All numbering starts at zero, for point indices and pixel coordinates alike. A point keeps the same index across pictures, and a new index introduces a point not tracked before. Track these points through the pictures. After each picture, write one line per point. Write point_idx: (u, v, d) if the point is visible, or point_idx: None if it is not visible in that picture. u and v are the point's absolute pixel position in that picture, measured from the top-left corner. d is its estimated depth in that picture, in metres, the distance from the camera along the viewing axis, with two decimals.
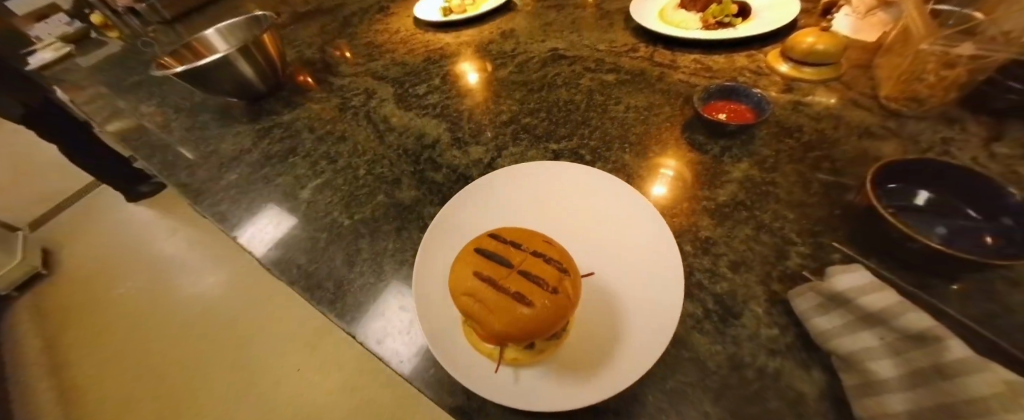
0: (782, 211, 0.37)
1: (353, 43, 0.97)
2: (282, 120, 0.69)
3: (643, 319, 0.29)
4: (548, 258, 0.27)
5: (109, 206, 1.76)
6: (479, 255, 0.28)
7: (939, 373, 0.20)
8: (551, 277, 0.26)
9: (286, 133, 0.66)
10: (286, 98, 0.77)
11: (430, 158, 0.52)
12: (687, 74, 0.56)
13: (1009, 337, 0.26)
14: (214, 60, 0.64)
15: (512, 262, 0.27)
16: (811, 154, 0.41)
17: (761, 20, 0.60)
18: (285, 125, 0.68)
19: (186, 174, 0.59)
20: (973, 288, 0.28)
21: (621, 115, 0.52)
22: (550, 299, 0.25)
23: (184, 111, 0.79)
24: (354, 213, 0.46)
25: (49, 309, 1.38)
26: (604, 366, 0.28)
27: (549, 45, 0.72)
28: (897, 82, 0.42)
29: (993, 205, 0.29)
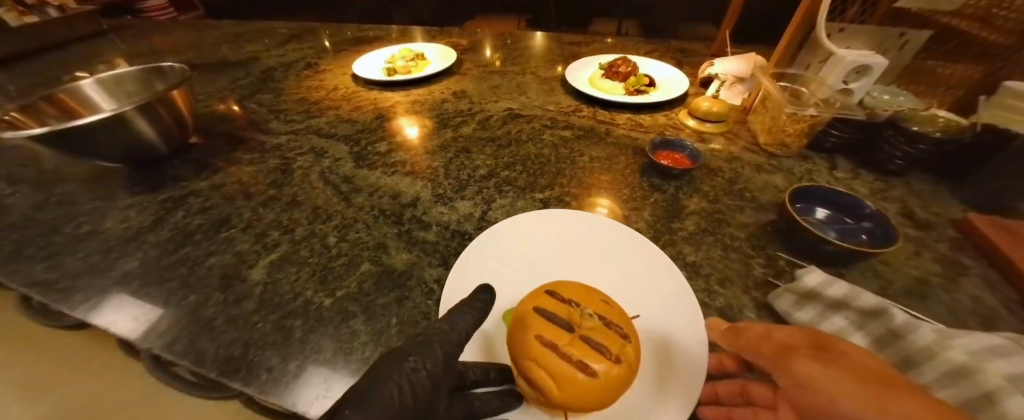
0: (736, 232, 0.45)
1: (275, 96, 0.86)
2: (199, 187, 0.56)
3: (678, 347, 0.32)
4: (608, 323, 0.33)
5: None
6: (541, 317, 0.33)
7: (894, 335, 0.28)
8: (613, 345, 0.31)
9: (208, 202, 0.53)
10: (197, 160, 0.63)
11: (414, 216, 0.48)
12: (627, 129, 0.66)
13: (905, 303, 0.36)
14: (97, 122, 0.49)
15: (573, 327, 0.32)
16: (735, 186, 0.53)
17: (666, 89, 0.77)
18: (203, 191, 0.55)
19: (42, 270, 0.42)
20: (870, 270, 0.39)
21: (588, 164, 0.58)
22: (614, 365, 0.30)
23: (21, 183, 0.57)
24: (334, 289, 0.39)
25: None
26: (658, 399, 0.29)
27: (504, 105, 0.76)
28: (769, 134, 0.59)
29: (852, 213, 0.43)
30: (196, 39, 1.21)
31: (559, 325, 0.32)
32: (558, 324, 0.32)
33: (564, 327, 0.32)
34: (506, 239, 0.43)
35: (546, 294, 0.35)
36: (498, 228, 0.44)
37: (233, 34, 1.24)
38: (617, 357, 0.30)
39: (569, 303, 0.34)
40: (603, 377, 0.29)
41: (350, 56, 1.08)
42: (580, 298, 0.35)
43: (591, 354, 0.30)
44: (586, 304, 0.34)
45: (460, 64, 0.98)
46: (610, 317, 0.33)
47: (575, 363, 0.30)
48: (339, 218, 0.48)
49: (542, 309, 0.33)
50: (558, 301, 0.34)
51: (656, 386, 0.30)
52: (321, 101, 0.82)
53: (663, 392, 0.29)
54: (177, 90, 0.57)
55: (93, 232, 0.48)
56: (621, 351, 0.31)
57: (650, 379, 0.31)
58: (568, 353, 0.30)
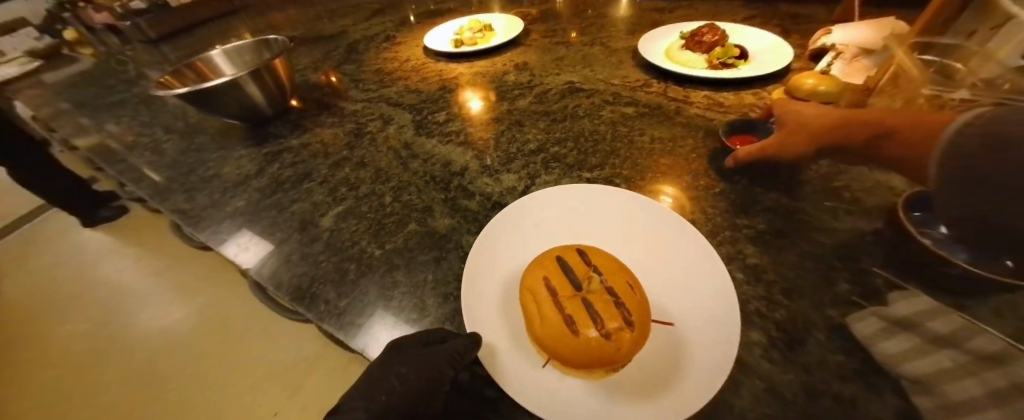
0: (820, 238, 0.38)
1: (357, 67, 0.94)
2: (291, 145, 0.66)
3: (701, 351, 0.30)
4: (620, 303, 0.32)
5: (69, 246, 1.66)
6: (558, 265, 0.35)
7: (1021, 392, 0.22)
8: (610, 318, 0.30)
9: (296, 158, 0.62)
10: (292, 121, 0.74)
11: (460, 185, 0.50)
12: (702, 108, 0.58)
13: None
14: (221, 85, 0.61)
15: (581, 287, 0.33)
16: (832, 184, 0.44)
17: (761, 63, 0.65)
18: (293, 148, 0.65)
19: (184, 200, 0.56)
20: None
21: (648, 145, 0.53)
22: (600, 338, 0.29)
23: (177, 133, 0.75)
24: (384, 242, 0.43)
25: None
26: (656, 394, 0.28)
27: (565, 78, 0.72)
28: None
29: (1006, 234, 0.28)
30: (301, 15, 1.38)
31: (572, 283, 0.33)
32: (569, 279, 0.34)
33: (574, 283, 0.33)
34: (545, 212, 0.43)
35: (578, 258, 0.36)
36: (537, 200, 0.43)
37: (329, 10, 1.38)
38: (607, 332, 0.29)
39: (594, 269, 0.34)
40: (581, 338, 0.29)
41: (424, 29, 1.12)
42: (610, 272, 0.34)
43: (582, 316, 0.31)
44: (610, 278, 0.34)
45: (526, 34, 0.95)
46: (626, 299, 0.32)
47: (564, 316, 0.31)
48: (395, 181, 0.53)
49: (563, 260, 0.36)
50: (578, 262, 0.35)
51: (667, 379, 0.29)
52: (393, 72, 0.88)
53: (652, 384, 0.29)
54: (278, 59, 0.67)
55: (217, 174, 0.60)
56: (616, 330, 0.30)
57: (664, 374, 0.29)
58: (562, 307, 0.32)
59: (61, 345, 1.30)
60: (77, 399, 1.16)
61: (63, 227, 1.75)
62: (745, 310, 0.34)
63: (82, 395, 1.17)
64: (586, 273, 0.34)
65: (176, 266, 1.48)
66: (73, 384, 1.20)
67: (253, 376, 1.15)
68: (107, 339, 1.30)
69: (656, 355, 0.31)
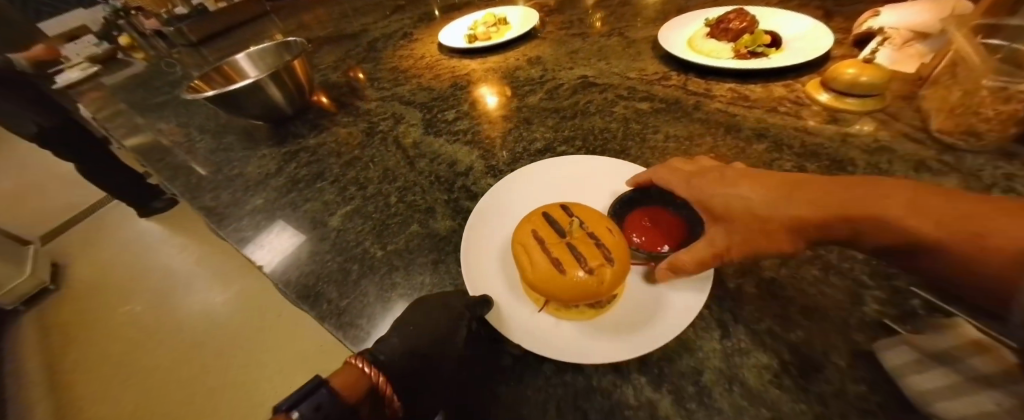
0: (850, 251, 0.35)
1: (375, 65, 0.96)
2: (309, 144, 0.68)
3: (677, 295, 0.32)
4: (602, 244, 0.31)
5: (129, 233, 1.85)
6: (543, 218, 0.34)
7: None
8: (594, 258, 0.30)
9: (312, 158, 0.64)
10: (310, 121, 0.77)
11: (464, 186, 0.50)
12: (724, 103, 0.54)
13: None
14: (244, 88, 0.64)
15: (566, 234, 0.32)
16: None
17: (798, 49, 0.59)
18: (311, 148, 0.67)
19: (210, 198, 0.59)
20: None
21: (662, 144, 0.49)
22: (583, 273, 0.30)
23: (209, 133, 0.80)
24: (387, 243, 0.44)
25: (73, 322, 1.49)
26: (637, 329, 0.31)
27: (578, 72, 0.69)
28: (951, 117, 0.40)
29: None
30: (324, 15, 1.41)
31: (556, 230, 0.33)
32: (555, 229, 0.33)
33: (558, 232, 0.33)
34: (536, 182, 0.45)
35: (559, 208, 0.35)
36: (525, 174, 0.47)
37: (351, 8, 1.40)
38: (592, 271, 0.29)
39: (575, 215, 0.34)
40: (568, 279, 0.30)
41: (440, 25, 1.12)
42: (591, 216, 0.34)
43: (568, 258, 0.31)
44: (592, 224, 0.33)
45: (542, 26, 0.92)
46: (608, 241, 0.32)
47: (551, 260, 0.31)
48: (402, 181, 0.53)
49: (547, 212, 0.34)
50: (562, 212, 0.34)
51: (647, 318, 0.31)
52: (407, 69, 0.88)
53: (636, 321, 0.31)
54: (296, 60, 0.68)
55: (241, 173, 0.64)
56: (601, 267, 0.30)
57: (645, 312, 0.32)
58: (550, 253, 0.31)
59: (121, 322, 1.46)
60: (136, 370, 1.31)
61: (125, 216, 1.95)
62: (756, 328, 0.31)
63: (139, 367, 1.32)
64: (569, 221, 0.33)
65: (218, 255, 1.62)
66: (131, 357, 1.35)
67: (283, 360, 1.23)
68: (159, 317, 1.45)
69: (638, 298, 0.33)
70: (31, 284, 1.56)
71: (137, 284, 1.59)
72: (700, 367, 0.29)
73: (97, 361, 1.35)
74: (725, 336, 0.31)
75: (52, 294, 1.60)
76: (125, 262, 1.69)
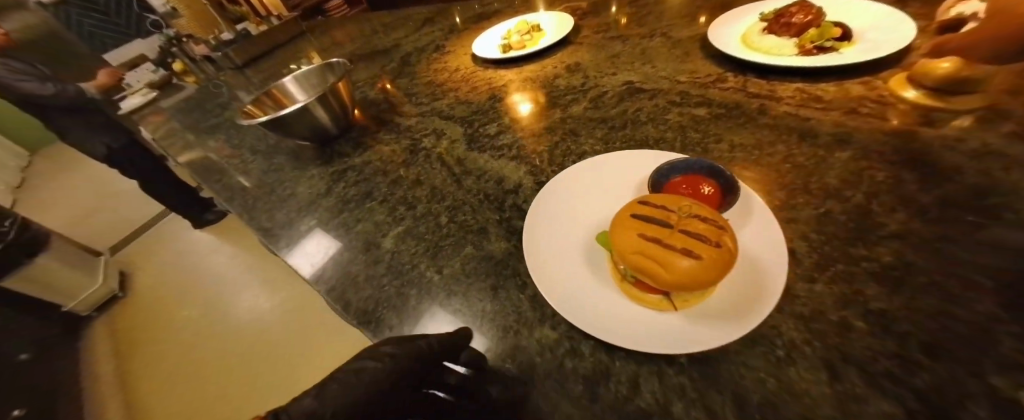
0: (976, 277, 0.29)
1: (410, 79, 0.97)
2: (354, 163, 0.70)
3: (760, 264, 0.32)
4: (704, 219, 0.29)
5: (185, 243, 2.00)
6: (635, 219, 0.30)
7: None
8: (711, 234, 0.28)
9: (359, 176, 0.66)
10: (353, 139, 0.79)
11: (515, 204, 0.49)
12: (793, 105, 0.49)
13: None
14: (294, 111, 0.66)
15: (668, 223, 0.29)
16: (986, 201, 0.34)
17: (876, 40, 0.53)
18: (358, 167, 0.69)
19: (267, 219, 0.62)
20: None
21: (727, 154, 0.46)
22: (714, 252, 0.27)
23: (261, 153, 0.84)
24: (443, 266, 0.44)
25: (139, 326, 1.62)
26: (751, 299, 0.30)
27: (622, 78, 0.66)
28: None
29: None
30: (357, 31, 1.46)
31: (657, 222, 0.29)
32: (655, 223, 0.29)
33: (660, 224, 0.29)
34: (583, 189, 0.45)
35: (639, 202, 0.31)
36: (563, 185, 0.46)
37: (382, 23, 1.44)
38: (718, 244, 0.27)
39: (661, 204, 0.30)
40: (705, 257, 0.26)
41: (471, 35, 1.12)
42: (676, 202, 0.31)
43: (691, 242, 0.27)
44: (681, 207, 0.30)
45: (578, 31, 0.89)
46: (705, 214, 0.29)
47: (676, 249, 0.27)
48: (450, 200, 0.53)
49: (635, 212, 0.30)
50: (648, 206, 0.30)
51: (756, 289, 0.30)
52: (444, 83, 0.89)
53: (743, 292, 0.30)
54: (341, 82, 0.71)
55: (293, 194, 0.66)
56: (721, 237, 0.28)
57: (744, 282, 0.31)
58: (671, 247, 0.27)
59: (180, 326, 1.58)
60: (193, 371, 1.41)
61: (182, 227, 2.12)
62: (869, 370, 0.27)
63: (196, 369, 1.41)
64: (661, 210, 0.30)
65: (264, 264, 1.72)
66: (189, 359, 1.45)
67: (324, 367, 1.27)
68: (212, 322, 1.55)
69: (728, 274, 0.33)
70: (104, 291, 1.72)
71: (192, 291, 1.72)
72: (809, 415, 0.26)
73: (159, 362, 1.47)
74: (833, 377, 0.27)
75: (122, 300, 1.76)
76: (182, 270, 1.83)
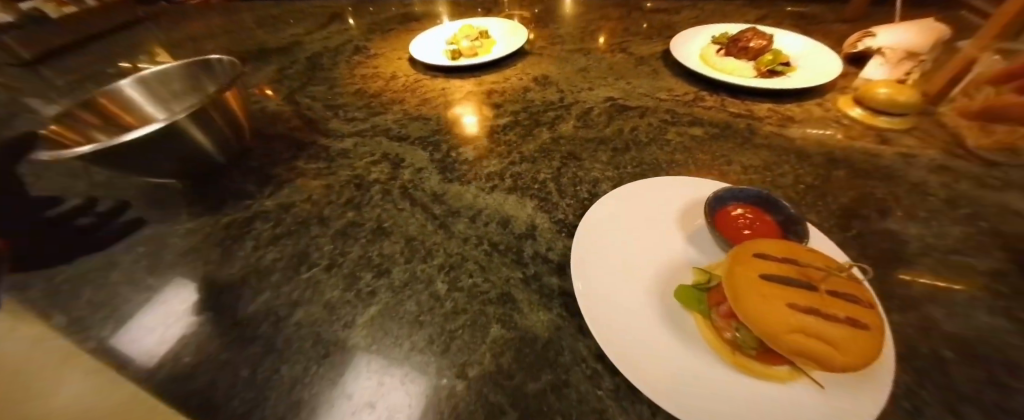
0: (999, 286, 0.32)
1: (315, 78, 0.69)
2: (259, 207, 0.46)
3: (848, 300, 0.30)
4: (835, 271, 0.25)
5: None
6: (769, 283, 0.24)
7: None
8: (856, 291, 0.23)
9: (274, 228, 0.43)
10: (247, 168, 0.52)
11: (537, 254, 0.37)
12: (776, 125, 0.51)
13: None
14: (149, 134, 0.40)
15: (808, 283, 0.24)
16: (960, 211, 0.38)
17: (811, 69, 0.59)
18: (271, 215, 0.45)
19: (83, 321, 0.34)
20: None
21: (744, 177, 0.44)
22: (872, 315, 0.22)
23: (59, 199, 0.50)
24: (468, 367, 0.29)
25: None
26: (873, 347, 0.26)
27: (601, 93, 0.59)
28: (982, 135, 0.46)
29: None
30: (227, 20, 1.08)
31: (796, 284, 0.24)
32: (795, 286, 0.23)
33: (799, 286, 0.24)
34: (621, 230, 0.37)
35: (756, 258, 0.25)
36: (595, 226, 0.37)
37: (264, 12, 1.10)
38: (870, 303, 0.23)
39: (783, 259, 0.25)
40: (872, 326, 0.22)
41: (392, 23, 0.90)
42: (790, 252, 0.26)
43: (847, 307, 0.22)
44: (803, 259, 0.25)
45: (530, 42, 0.77)
46: (831, 265, 0.25)
47: (840, 320, 0.22)
48: (442, 256, 0.38)
49: (763, 273, 0.24)
50: (771, 263, 0.25)
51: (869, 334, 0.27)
52: (377, 92, 0.64)
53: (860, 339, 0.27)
54: (229, 90, 0.48)
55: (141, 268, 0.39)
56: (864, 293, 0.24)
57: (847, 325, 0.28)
58: (834, 317, 0.22)
59: None
60: None
61: None
62: None
63: None
64: (790, 267, 0.25)
65: None
66: None
67: None
68: None
69: None
70: None
71: None
72: None
73: None
74: None
75: None
76: None
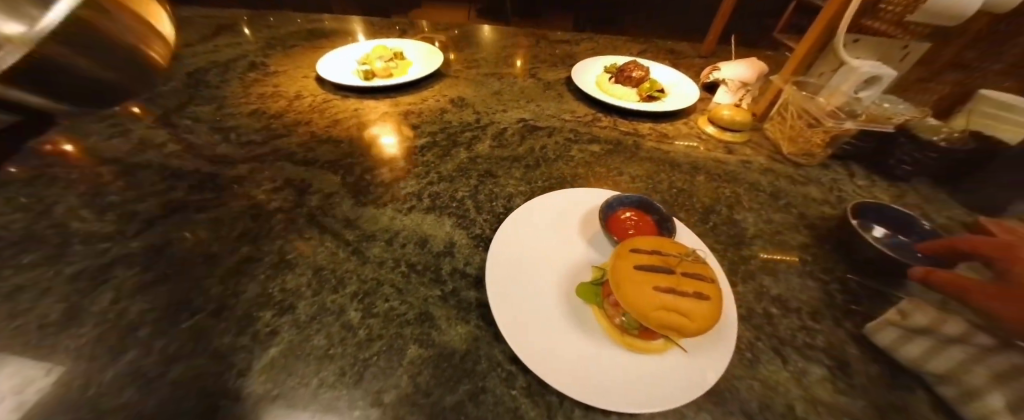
0: (802, 254, 0.43)
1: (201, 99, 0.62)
2: (117, 251, 0.38)
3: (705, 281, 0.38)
4: (690, 256, 0.30)
5: None
6: (641, 271, 0.28)
7: None
8: (703, 270, 0.29)
9: (142, 274, 0.36)
10: (99, 205, 0.43)
11: (455, 269, 0.38)
12: (655, 141, 0.61)
13: None
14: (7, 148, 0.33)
15: (670, 268, 0.29)
16: (779, 201, 0.51)
17: (677, 95, 0.74)
18: (139, 259, 0.38)
19: None
20: None
21: (632, 185, 0.51)
22: (714, 288, 0.28)
23: None
24: (386, 393, 0.29)
25: None
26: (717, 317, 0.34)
27: (514, 115, 0.64)
28: (794, 144, 0.59)
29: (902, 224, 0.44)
30: None
31: (661, 270, 0.29)
32: (660, 272, 0.28)
33: (663, 272, 0.29)
34: (533, 239, 0.41)
35: (633, 251, 0.30)
36: (511, 236, 0.40)
37: None
38: (713, 279, 0.29)
39: (653, 249, 0.30)
40: (713, 297, 0.28)
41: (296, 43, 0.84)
42: (659, 243, 0.31)
43: (697, 284, 0.28)
44: (668, 248, 0.31)
45: (447, 63, 0.80)
46: (688, 251, 0.31)
47: (691, 296, 0.27)
48: (355, 283, 0.36)
49: (637, 264, 0.29)
50: (644, 255, 0.30)
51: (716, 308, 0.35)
52: (280, 112, 0.60)
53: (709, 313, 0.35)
54: None
55: None
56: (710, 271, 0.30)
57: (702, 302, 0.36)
58: (687, 294, 0.27)
59: None
60: None
61: None
62: (797, 345, 0.34)
63: None
64: (657, 256, 0.30)
65: None
66: None
67: None
68: None
69: None
70: None
71: None
72: (790, 403, 0.30)
73: None
74: (784, 360, 0.33)
75: None
76: None
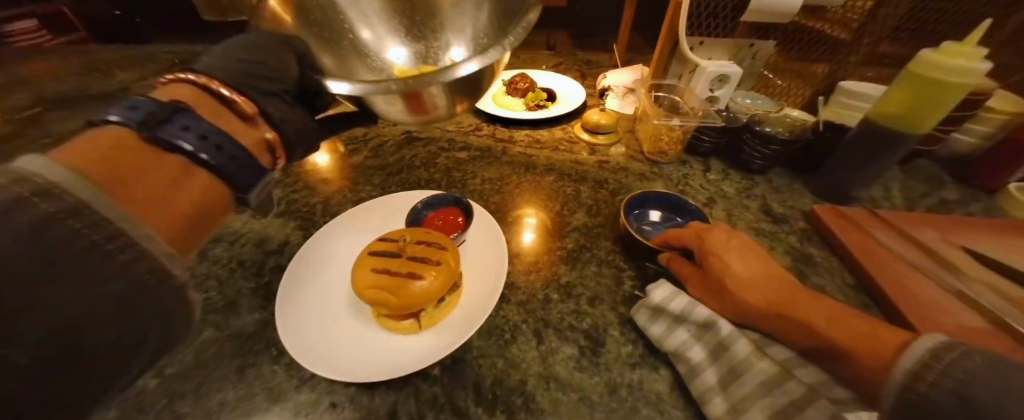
0: (612, 245, 0.46)
1: None
2: None
3: (490, 269, 0.41)
4: (431, 242, 0.35)
5: None
6: (374, 256, 0.34)
7: (728, 358, 0.29)
8: (433, 254, 0.34)
9: None
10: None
11: (279, 265, 0.44)
12: (523, 147, 0.65)
13: None
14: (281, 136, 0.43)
15: (401, 253, 0.34)
16: (618, 197, 0.54)
17: (567, 102, 0.78)
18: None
19: None
20: None
21: (478, 188, 0.56)
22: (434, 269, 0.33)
23: None
24: (166, 367, 0.34)
25: None
26: (484, 301, 0.38)
27: (402, 127, 0.70)
28: (651, 144, 0.61)
29: (677, 210, 0.48)
30: (56, 68, 1.02)
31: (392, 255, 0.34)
32: (390, 256, 0.34)
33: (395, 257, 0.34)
34: (350, 240, 0.46)
35: (382, 240, 0.36)
36: (327, 239, 0.45)
37: (103, 60, 1.06)
38: (438, 261, 0.34)
39: (400, 238, 0.36)
40: (426, 277, 0.32)
41: None
42: (413, 233, 0.37)
43: (417, 266, 0.33)
44: (415, 237, 0.36)
45: None
46: (433, 239, 0.36)
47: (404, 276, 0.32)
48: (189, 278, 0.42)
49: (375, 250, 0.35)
50: (386, 243, 0.35)
51: (485, 293, 0.39)
52: None
53: (479, 298, 0.39)
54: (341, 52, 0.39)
55: None
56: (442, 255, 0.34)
57: (480, 288, 0.40)
58: (400, 274, 0.32)
59: None
60: None
61: None
62: (561, 327, 0.37)
63: None
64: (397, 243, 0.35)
65: None
66: None
67: None
68: None
69: (471, 285, 0.41)
70: None
71: None
72: (524, 378, 0.33)
73: None
74: (539, 341, 0.36)
75: None
76: None
